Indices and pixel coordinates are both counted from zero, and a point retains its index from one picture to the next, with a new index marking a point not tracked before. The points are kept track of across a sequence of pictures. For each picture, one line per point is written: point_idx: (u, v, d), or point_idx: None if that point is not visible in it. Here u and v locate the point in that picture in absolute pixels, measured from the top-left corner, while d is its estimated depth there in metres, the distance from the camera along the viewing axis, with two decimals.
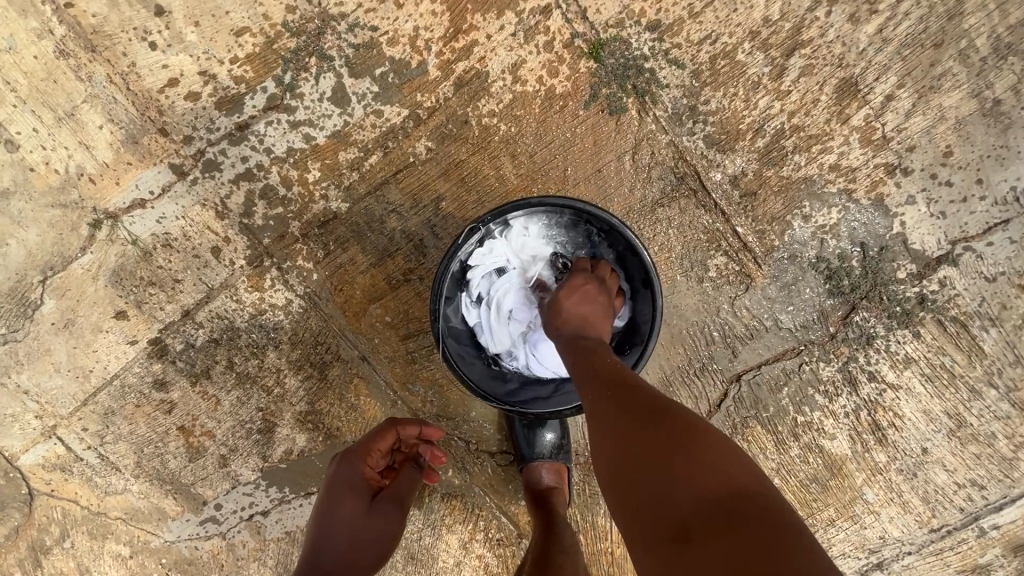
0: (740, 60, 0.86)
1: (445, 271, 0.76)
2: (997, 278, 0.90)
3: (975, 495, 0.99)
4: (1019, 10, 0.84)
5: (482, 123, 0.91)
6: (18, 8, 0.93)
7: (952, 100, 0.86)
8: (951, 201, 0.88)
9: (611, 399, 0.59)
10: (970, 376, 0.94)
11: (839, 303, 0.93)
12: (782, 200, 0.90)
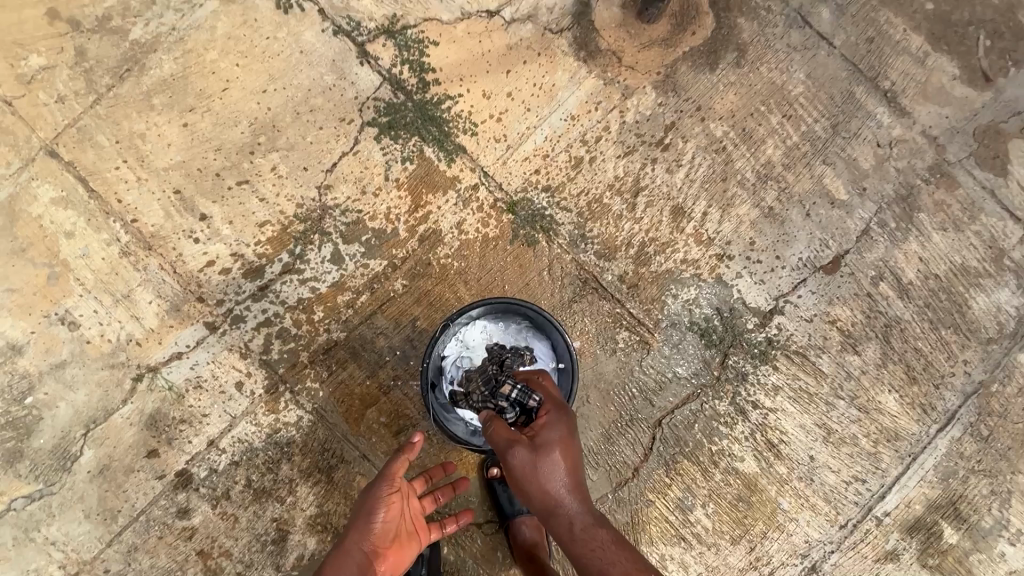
0: (607, 202, 1.31)
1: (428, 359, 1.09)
2: (812, 319, 1.30)
3: (861, 488, 1.26)
4: (769, 152, 1.33)
5: (441, 262, 1.28)
6: (94, 226, 1.27)
7: (746, 209, 1.31)
8: (766, 272, 1.30)
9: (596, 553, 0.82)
10: (822, 392, 1.28)
11: (714, 353, 1.28)
12: (656, 286, 1.29)
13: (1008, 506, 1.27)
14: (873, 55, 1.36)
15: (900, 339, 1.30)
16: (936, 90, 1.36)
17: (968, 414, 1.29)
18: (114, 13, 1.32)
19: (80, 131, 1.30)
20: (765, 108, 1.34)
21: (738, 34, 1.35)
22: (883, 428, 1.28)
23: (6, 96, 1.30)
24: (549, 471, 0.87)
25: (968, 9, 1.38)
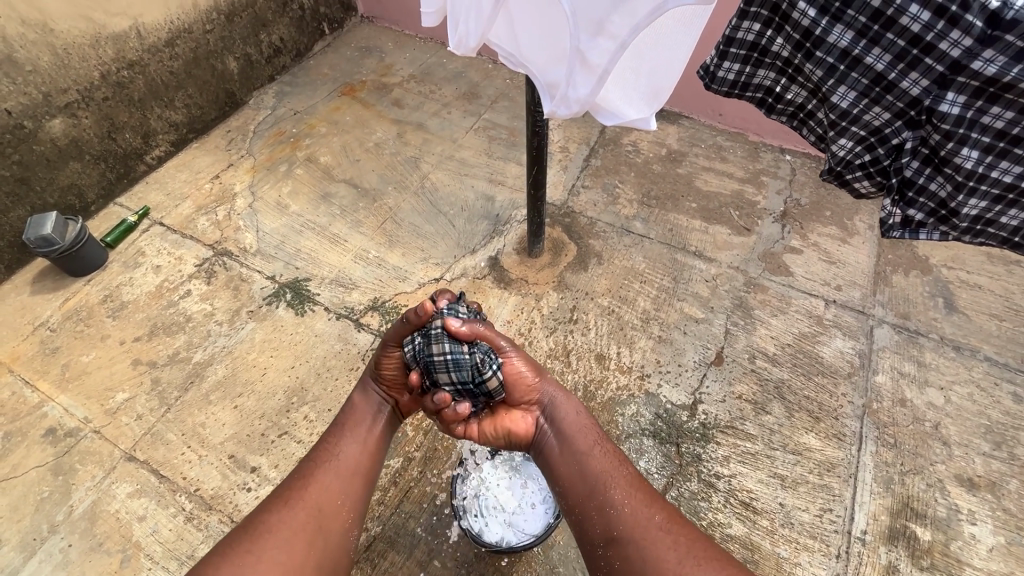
0: (549, 365, 1.82)
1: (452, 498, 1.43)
2: (725, 399, 1.73)
3: (833, 517, 1.51)
4: (643, 303, 1.97)
5: (444, 444, 1.64)
6: (163, 504, 1.57)
7: (644, 341, 1.87)
8: (677, 377, 1.78)
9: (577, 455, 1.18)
10: (760, 448, 1.63)
11: (669, 446, 1.64)
12: (606, 411, 1.71)
13: (947, 493, 1.55)
14: (677, 236, 2.18)
15: (791, 393, 1.75)
16: (723, 243, 2.15)
17: (871, 431, 1.66)
18: (180, 349, 1.90)
19: (154, 435, 1.71)
20: (627, 281, 2.03)
21: (592, 248, 2.14)
22: (819, 462, 1.60)
23: (95, 426, 1.73)
24: (553, 402, 1.28)
25: (716, 201, 2.30)
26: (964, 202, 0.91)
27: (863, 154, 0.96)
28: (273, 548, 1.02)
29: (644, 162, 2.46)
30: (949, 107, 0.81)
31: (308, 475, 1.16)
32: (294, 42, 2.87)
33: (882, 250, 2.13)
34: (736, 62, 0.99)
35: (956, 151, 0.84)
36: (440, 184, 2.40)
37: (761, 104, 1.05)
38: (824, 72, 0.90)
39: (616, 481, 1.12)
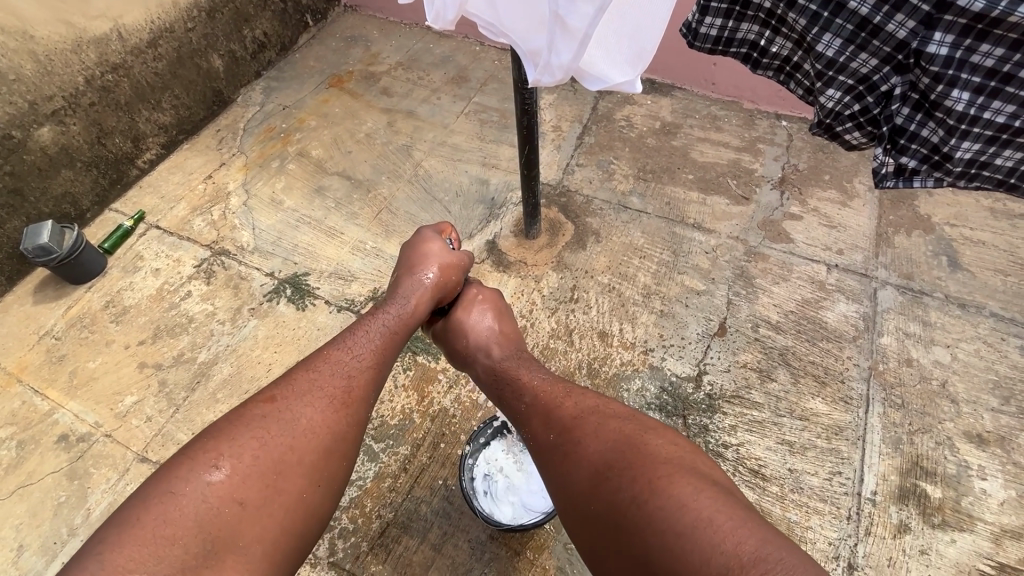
0: (552, 346, 1.81)
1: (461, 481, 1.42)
2: (730, 369, 1.73)
3: (842, 479, 1.52)
4: (643, 279, 1.96)
5: (452, 429, 1.65)
6: None
7: (646, 316, 1.86)
8: (681, 350, 1.78)
9: (531, 411, 1.20)
10: (767, 416, 1.63)
11: (675, 418, 1.65)
12: (612, 388, 1.71)
13: (956, 450, 1.55)
14: (674, 209, 2.16)
15: (795, 359, 1.74)
16: (721, 214, 2.13)
17: (877, 393, 1.66)
18: (185, 350, 1.91)
19: (165, 435, 1.73)
20: (627, 257, 2.02)
21: (590, 226, 2.13)
22: (827, 426, 1.60)
23: (106, 430, 1.75)
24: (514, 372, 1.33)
25: (712, 171, 2.28)
26: (958, 146, 0.89)
27: (853, 104, 0.93)
28: (305, 443, 1.03)
29: (638, 137, 2.42)
30: (936, 48, 0.79)
31: (345, 374, 1.16)
32: (278, 35, 2.83)
33: (883, 212, 2.10)
34: (718, 16, 0.97)
35: (946, 94, 0.83)
36: (433, 171, 2.38)
37: (746, 60, 1.02)
38: (807, 21, 0.88)
39: (533, 414, 1.19)
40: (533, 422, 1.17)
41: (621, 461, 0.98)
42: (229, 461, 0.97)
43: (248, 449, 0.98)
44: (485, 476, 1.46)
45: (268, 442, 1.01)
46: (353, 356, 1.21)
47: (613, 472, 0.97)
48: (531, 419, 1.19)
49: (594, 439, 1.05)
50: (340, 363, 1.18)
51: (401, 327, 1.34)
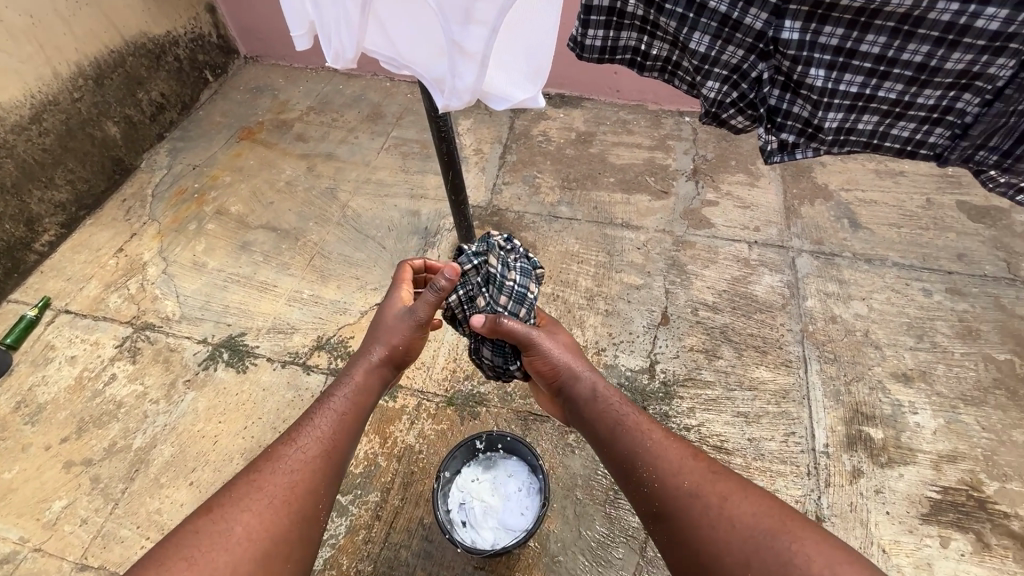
0: None
1: (438, 518, 1.35)
2: (679, 354, 1.80)
3: (796, 438, 1.61)
4: (584, 282, 2.01)
5: (420, 466, 1.60)
6: None
7: (593, 318, 1.91)
8: (631, 345, 1.83)
9: (592, 420, 1.20)
10: (720, 393, 1.71)
11: None
12: None
13: (888, 391, 1.68)
14: (602, 212, 2.25)
15: (735, 334, 1.84)
16: (645, 210, 2.24)
17: (812, 352, 1.78)
18: (117, 438, 1.76)
19: (105, 535, 1.58)
20: (565, 265, 2.07)
21: (525, 240, 2.17)
22: (774, 391, 1.70)
23: (34, 545, 1.57)
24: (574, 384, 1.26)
25: (631, 172, 2.40)
26: (825, 117, 0.97)
27: (731, 92, 1.00)
28: (238, 559, 0.90)
29: (557, 149, 2.52)
30: (789, 33, 0.88)
31: (289, 468, 1.03)
32: (178, 95, 2.73)
33: (787, 187, 2.29)
34: (599, 28, 1.02)
35: (805, 73, 0.91)
36: (361, 210, 2.36)
37: (631, 66, 1.07)
38: (677, 23, 0.95)
39: (653, 453, 1.07)
40: (593, 431, 1.18)
41: (776, 528, 0.90)
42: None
43: (174, 573, 0.85)
44: (461, 506, 1.41)
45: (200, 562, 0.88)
46: (299, 445, 1.07)
47: (766, 536, 0.89)
48: (591, 425, 1.20)
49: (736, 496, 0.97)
50: (283, 457, 1.05)
51: (355, 406, 1.17)
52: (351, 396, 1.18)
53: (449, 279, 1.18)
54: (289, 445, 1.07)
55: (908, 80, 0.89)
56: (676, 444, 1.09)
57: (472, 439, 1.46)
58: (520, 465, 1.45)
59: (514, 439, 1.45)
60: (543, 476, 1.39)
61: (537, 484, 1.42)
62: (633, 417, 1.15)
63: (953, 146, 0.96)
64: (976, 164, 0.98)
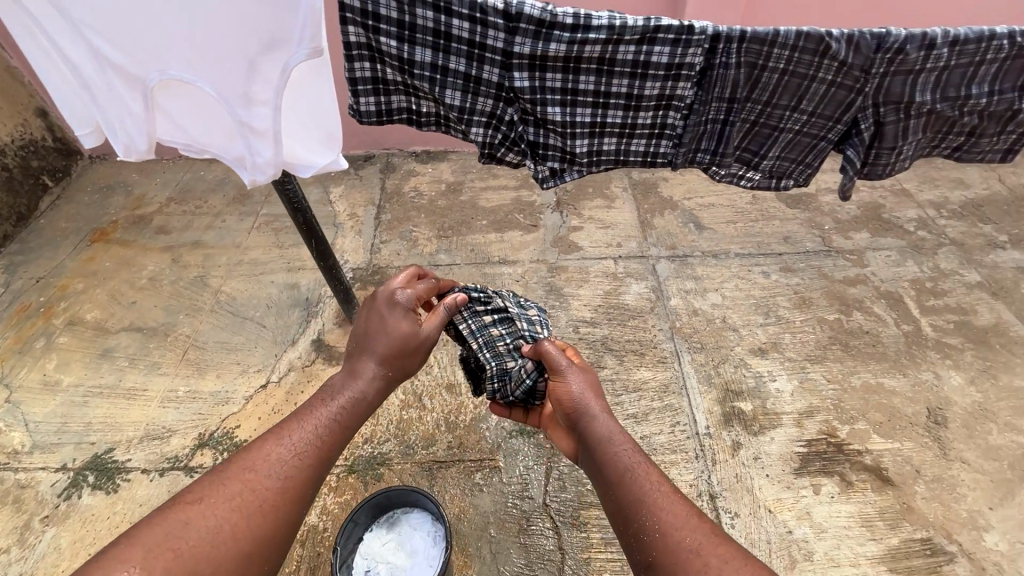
0: (405, 414, 1.79)
1: None
2: None
3: (680, 426, 1.74)
4: None
5: (325, 545, 1.52)
6: None
7: None
8: None
9: (600, 453, 1.06)
10: (609, 400, 1.81)
11: (536, 436, 1.74)
12: (472, 432, 1.75)
13: (750, 366, 1.89)
14: (479, 253, 2.36)
15: (615, 343, 1.98)
16: (519, 245, 2.38)
17: (683, 345, 1.96)
18: None
19: None
20: None
21: None
22: (656, 388, 1.83)
23: None
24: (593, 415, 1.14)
25: (501, 212, 2.55)
26: (576, 147, 1.00)
27: (495, 136, 0.97)
28: (223, 558, 0.79)
29: (429, 202, 2.62)
30: (520, 81, 0.91)
31: (282, 465, 0.91)
32: (10, 206, 2.51)
33: (638, 204, 2.55)
34: (363, 94, 0.96)
35: (560, 112, 0.95)
36: (236, 292, 2.28)
37: (403, 125, 1.02)
38: (429, 82, 0.92)
39: (657, 507, 0.92)
40: (598, 466, 1.04)
41: None
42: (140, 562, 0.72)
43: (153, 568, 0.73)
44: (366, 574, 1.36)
45: (183, 549, 0.76)
46: (296, 441, 0.95)
47: None
48: (595, 459, 1.05)
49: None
50: (281, 449, 0.93)
51: (356, 407, 1.05)
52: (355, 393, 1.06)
53: (454, 303, 1.23)
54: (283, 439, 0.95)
55: (623, 107, 0.95)
56: (691, 510, 0.92)
57: (368, 501, 1.41)
58: (419, 513, 1.44)
59: (411, 489, 1.43)
60: (444, 522, 1.37)
61: (440, 530, 1.40)
62: (641, 471, 0.98)
63: (678, 155, 1.00)
64: (706, 165, 1.02)
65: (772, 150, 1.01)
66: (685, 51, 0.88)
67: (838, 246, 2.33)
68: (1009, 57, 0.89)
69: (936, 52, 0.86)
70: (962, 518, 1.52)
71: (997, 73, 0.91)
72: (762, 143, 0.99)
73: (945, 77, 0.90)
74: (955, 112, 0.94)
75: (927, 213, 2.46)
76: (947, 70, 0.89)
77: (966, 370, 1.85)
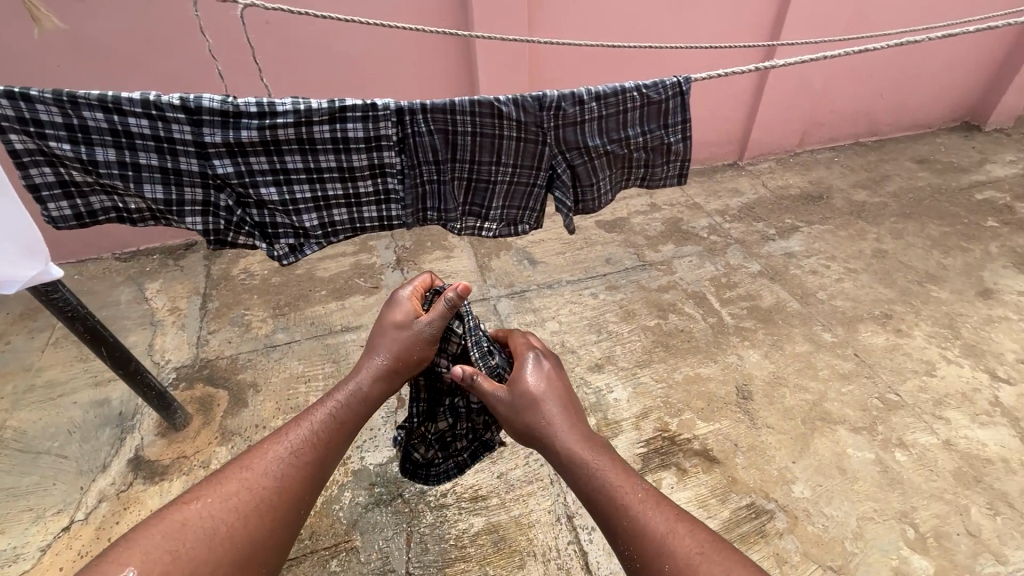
0: None
1: None
2: None
3: (534, 456, 1.80)
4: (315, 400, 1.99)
5: None
6: None
7: None
8: (373, 439, 1.86)
9: (574, 460, 1.07)
10: None
11: (393, 502, 1.69)
12: (324, 516, 1.65)
13: (589, 382, 2.03)
14: (320, 325, 2.29)
15: None
16: (362, 309, 2.36)
17: None
18: None
19: None
20: (293, 390, 2.03)
21: (245, 381, 2.06)
22: None
23: None
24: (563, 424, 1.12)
25: (341, 280, 2.52)
26: (303, 219, 1.18)
27: (216, 221, 1.14)
28: (218, 549, 0.91)
29: (262, 281, 2.50)
30: (223, 168, 1.07)
31: (274, 470, 1.05)
32: None
33: (476, 250, 2.68)
34: (61, 200, 1.08)
35: (262, 192, 1.13)
36: (26, 423, 1.94)
37: (121, 219, 1.16)
38: (125, 181, 1.07)
39: (638, 526, 0.95)
40: (573, 478, 1.06)
41: None
42: (140, 561, 0.83)
43: (156, 560, 0.85)
44: None
45: (183, 546, 0.89)
46: (290, 446, 1.10)
47: None
48: (569, 472, 1.07)
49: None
50: (270, 455, 1.08)
51: (346, 415, 1.20)
52: (339, 402, 1.20)
53: (460, 294, 1.24)
54: (279, 446, 1.10)
55: (339, 178, 1.14)
56: (668, 517, 0.96)
57: None
58: None
59: None
60: None
61: None
62: (620, 483, 1.01)
63: (407, 216, 1.20)
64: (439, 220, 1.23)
65: (496, 201, 1.24)
66: (378, 125, 1.08)
67: (650, 259, 2.64)
68: (644, 105, 1.16)
69: (584, 108, 1.13)
70: (774, 476, 1.73)
71: (641, 116, 1.18)
72: (479, 195, 1.23)
73: (604, 125, 1.16)
74: (625, 151, 1.21)
75: (715, 220, 2.90)
76: (603, 121, 1.16)
77: (760, 347, 2.16)
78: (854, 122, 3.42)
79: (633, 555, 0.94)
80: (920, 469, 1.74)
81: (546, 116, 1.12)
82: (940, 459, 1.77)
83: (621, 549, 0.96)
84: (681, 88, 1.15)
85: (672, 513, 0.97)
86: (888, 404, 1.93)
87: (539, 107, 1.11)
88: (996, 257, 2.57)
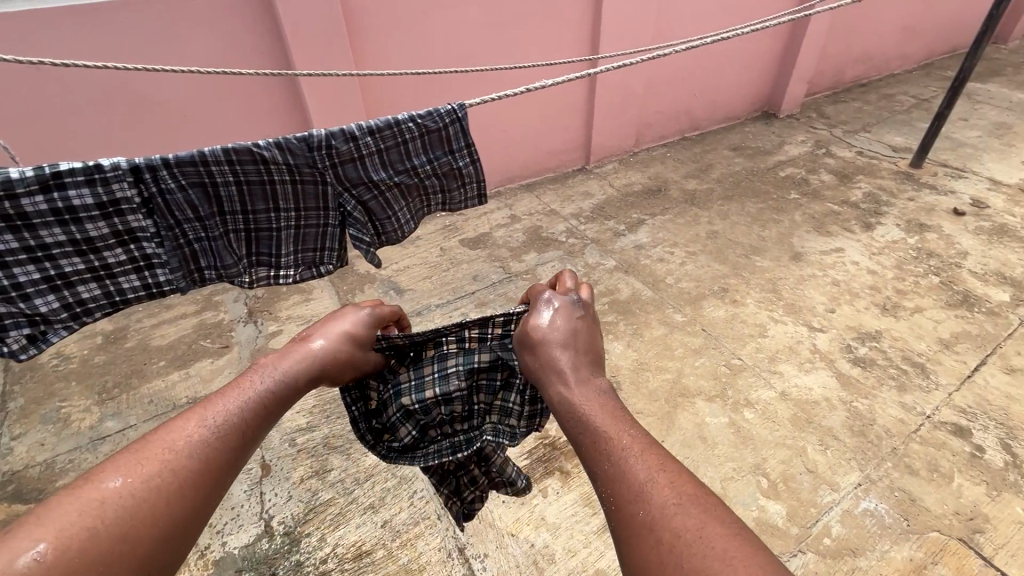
0: None
1: None
2: (290, 494, 1.74)
3: (418, 494, 1.74)
4: None
5: None
6: None
7: None
8: (235, 520, 1.67)
9: (561, 389, 0.93)
10: (341, 503, 1.71)
11: None
12: None
13: None
14: (161, 401, 2.02)
15: (337, 439, 1.90)
16: (211, 374, 2.12)
17: None
18: None
19: None
20: None
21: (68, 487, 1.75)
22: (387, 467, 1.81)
23: None
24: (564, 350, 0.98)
25: (182, 345, 2.24)
26: (38, 303, 1.05)
27: None
28: (138, 531, 0.69)
29: (81, 364, 2.15)
30: None
31: (208, 435, 0.82)
32: None
33: (337, 289, 2.55)
34: None
35: None
36: None
37: None
38: None
39: (621, 469, 0.77)
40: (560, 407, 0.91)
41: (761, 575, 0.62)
42: (52, 539, 0.64)
43: (62, 548, 0.64)
44: None
45: (92, 535, 0.66)
46: (231, 409, 0.87)
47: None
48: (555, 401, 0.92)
49: (710, 555, 0.65)
50: (200, 422, 0.83)
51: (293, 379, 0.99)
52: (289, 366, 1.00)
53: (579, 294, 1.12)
54: (216, 410, 0.86)
55: (76, 252, 1.03)
56: (661, 467, 0.76)
57: None
58: None
59: None
60: None
61: None
62: (606, 426, 0.83)
63: (180, 280, 1.13)
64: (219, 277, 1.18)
65: (286, 248, 1.19)
66: (108, 188, 0.99)
67: (516, 269, 2.70)
68: (425, 134, 1.14)
69: (360, 143, 1.10)
70: None
71: (423, 146, 1.15)
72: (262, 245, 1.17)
73: (386, 157, 1.14)
74: (418, 181, 1.19)
75: (572, 224, 3.05)
76: (384, 154, 1.13)
77: (623, 338, 2.30)
78: (677, 120, 3.81)
79: (617, 495, 0.75)
80: (765, 423, 1.95)
81: (317, 157, 1.08)
82: (779, 410, 1.99)
83: (596, 491, 0.78)
84: (457, 115, 1.14)
85: (657, 460, 0.78)
86: (733, 369, 2.14)
87: (308, 148, 1.06)
88: (801, 224, 3.00)
